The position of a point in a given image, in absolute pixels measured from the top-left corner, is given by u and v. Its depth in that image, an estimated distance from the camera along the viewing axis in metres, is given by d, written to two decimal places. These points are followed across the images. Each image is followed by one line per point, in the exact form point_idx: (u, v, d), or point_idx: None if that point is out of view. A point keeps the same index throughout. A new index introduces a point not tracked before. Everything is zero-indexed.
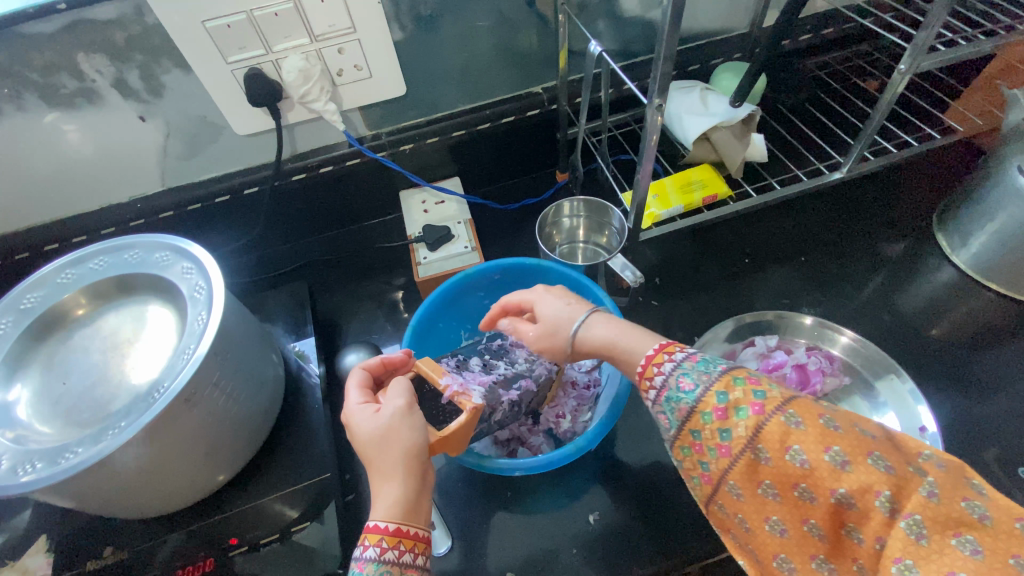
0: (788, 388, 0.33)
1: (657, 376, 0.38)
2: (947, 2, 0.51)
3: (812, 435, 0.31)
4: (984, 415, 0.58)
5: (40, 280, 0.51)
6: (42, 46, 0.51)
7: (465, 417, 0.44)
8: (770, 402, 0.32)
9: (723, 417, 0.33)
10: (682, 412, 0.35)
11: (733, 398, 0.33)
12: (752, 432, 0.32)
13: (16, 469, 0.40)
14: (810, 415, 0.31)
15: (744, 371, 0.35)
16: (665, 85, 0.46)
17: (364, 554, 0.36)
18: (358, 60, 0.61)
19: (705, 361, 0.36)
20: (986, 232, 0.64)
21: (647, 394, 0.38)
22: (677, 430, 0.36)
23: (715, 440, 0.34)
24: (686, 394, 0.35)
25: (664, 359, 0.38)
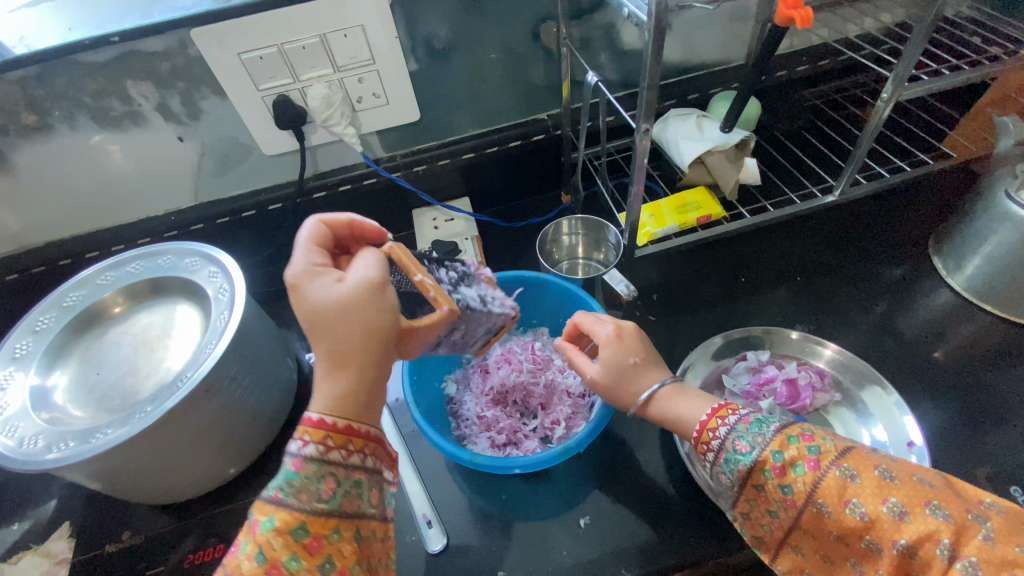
0: (842, 443, 0.40)
1: (713, 439, 0.43)
2: (920, 40, 0.55)
3: (867, 488, 0.37)
4: (979, 434, 0.59)
5: (82, 281, 0.56)
6: (96, 74, 0.58)
7: (439, 314, 0.41)
8: (825, 457, 0.39)
9: (782, 474, 0.39)
10: (741, 471, 0.41)
11: (789, 456, 0.40)
12: (811, 486, 0.38)
13: (50, 446, 0.44)
14: (865, 470, 0.37)
15: (796, 429, 0.41)
16: (651, 110, 0.50)
17: (300, 450, 0.37)
18: (377, 88, 0.67)
19: (758, 422, 0.43)
20: (981, 255, 0.66)
21: (706, 455, 0.44)
22: (740, 486, 0.42)
23: (779, 494, 0.40)
24: (743, 456, 0.41)
25: (717, 423, 0.44)
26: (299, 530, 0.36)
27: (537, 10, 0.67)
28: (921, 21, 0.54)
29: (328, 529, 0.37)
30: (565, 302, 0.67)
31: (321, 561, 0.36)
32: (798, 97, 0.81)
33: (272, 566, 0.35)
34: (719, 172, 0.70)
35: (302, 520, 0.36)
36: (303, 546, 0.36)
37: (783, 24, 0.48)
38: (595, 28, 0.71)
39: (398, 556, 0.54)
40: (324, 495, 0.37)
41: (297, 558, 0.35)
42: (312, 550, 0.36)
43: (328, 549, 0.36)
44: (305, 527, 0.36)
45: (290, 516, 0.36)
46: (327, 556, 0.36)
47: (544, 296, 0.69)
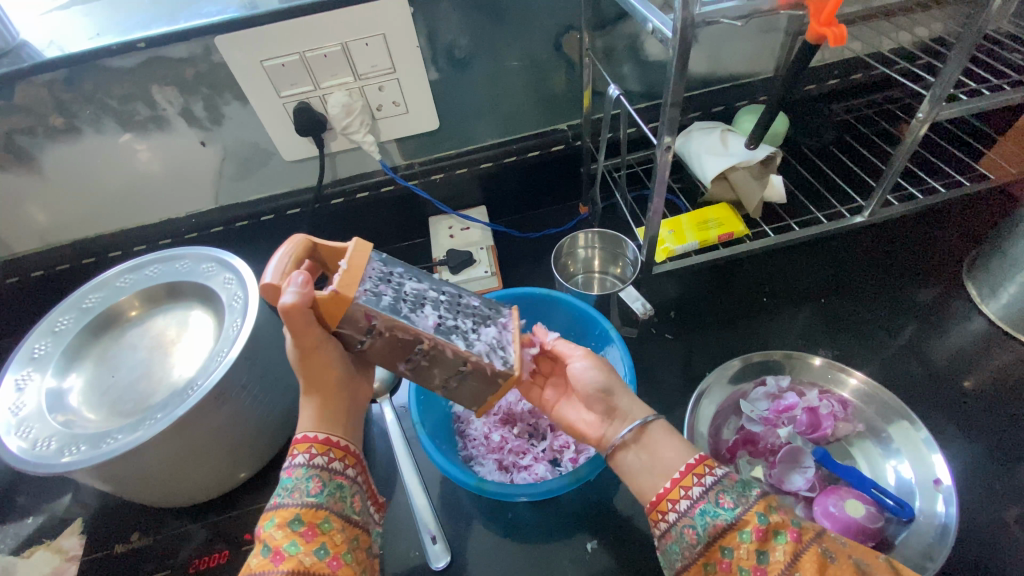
0: (816, 523, 0.38)
1: (689, 493, 0.39)
2: (962, 58, 0.53)
3: (845, 571, 0.35)
4: (1011, 473, 0.56)
5: (101, 283, 0.57)
6: (123, 79, 0.59)
7: (319, 297, 0.38)
8: (807, 532, 0.37)
9: (763, 540, 0.36)
10: (716, 528, 0.37)
11: (773, 522, 0.37)
12: (790, 557, 0.35)
13: (62, 450, 0.44)
14: (839, 552, 0.36)
15: (775, 500, 0.39)
16: (674, 126, 0.49)
17: (294, 461, 0.42)
18: (396, 97, 0.67)
19: (742, 483, 0.39)
20: (1018, 282, 0.63)
21: (670, 510, 0.40)
22: (706, 545, 0.37)
23: (751, 559, 0.36)
24: (725, 511, 0.38)
25: (697, 476, 0.40)
26: (294, 520, 0.38)
27: (561, 20, 0.66)
28: (962, 40, 0.52)
29: (320, 519, 0.39)
30: (578, 319, 0.66)
31: (316, 546, 0.37)
32: (828, 111, 0.79)
33: (274, 554, 0.36)
34: (743, 188, 0.68)
35: (296, 512, 0.39)
36: (301, 535, 0.38)
37: (816, 41, 0.46)
38: (619, 38, 0.70)
39: (400, 571, 0.54)
40: (313, 490, 0.40)
41: (296, 543, 0.37)
42: (308, 538, 0.38)
43: (322, 537, 0.38)
44: (300, 517, 0.38)
45: (286, 512, 0.39)
46: (321, 542, 0.38)
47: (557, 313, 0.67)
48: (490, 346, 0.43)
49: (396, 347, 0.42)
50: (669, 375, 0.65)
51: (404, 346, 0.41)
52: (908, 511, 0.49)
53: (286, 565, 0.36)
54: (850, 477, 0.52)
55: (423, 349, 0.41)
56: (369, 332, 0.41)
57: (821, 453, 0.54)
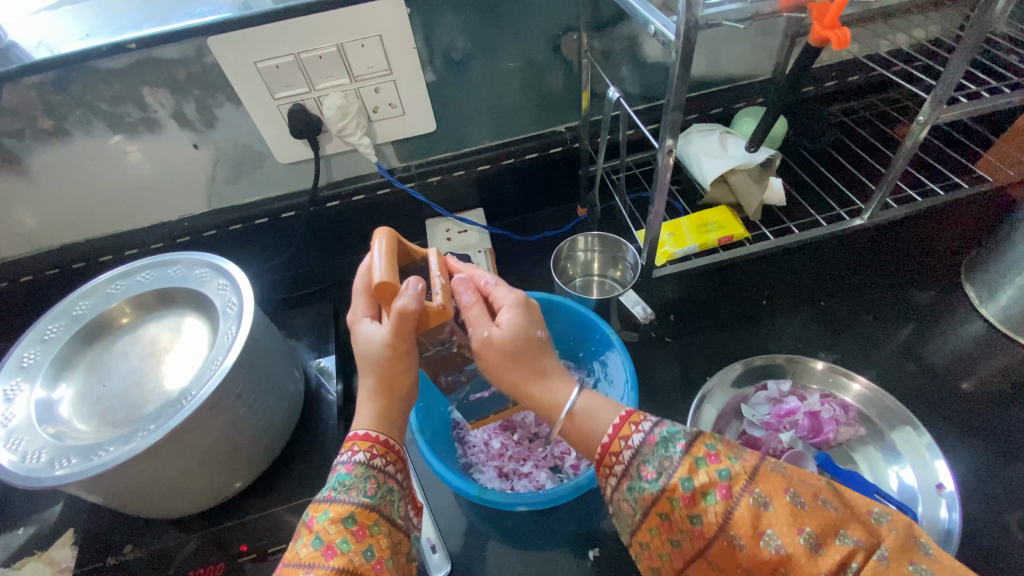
0: (752, 457, 0.34)
1: (617, 464, 0.37)
2: (964, 61, 0.53)
3: (782, 517, 0.32)
4: (1012, 477, 0.55)
5: (91, 290, 0.55)
6: (113, 80, 0.58)
7: (432, 307, 0.41)
8: (737, 482, 0.33)
9: (691, 505, 0.34)
10: (647, 501, 0.35)
11: (699, 483, 0.34)
12: (723, 517, 0.33)
13: (53, 463, 0.43)
14: (776, 495, 0.33)
15: (703, 446, 0.35)
16: (675, 129, 0.49)
17: (352, 458, 0.40)
18: (393, 98, 0.66)
19: (665, 440, 0.36)
20: (1017, 285, 0.63)
21: (609, 480, 0.37)
22: (644, 515, 0.35)
23: (687, 524, 0.34)
24: (650, 483, 0.35)
25: (621, 445, 0.37)
26: (348, 517, 0.36)
27: (559, 21, 0.65)
28: (964, 41, 0.52)
29: (371, 521, 0.37)
30: (578, 324, 0.65)
31: (365, 548, 0.36)
32: (826, 114, 0.79)
33: (326, 549, 0.35)
34: (743, 191, 0.68)
35: (351, 509, 0.37)
36: (352, 533, 0.36)
37: (818, 43, 0.46)
38: (617, 39, 0.69)
39: None
40: (369, 490, 0.38)
41: (347, 541, 0.36)
42: (357, 537, 0.36)
43: (371, 539, 0.37)
44: (354, 516, 0.37)
45: (341, 507, 0.37)
46: (370, 544, 0.36)
47: (556, 317, 0.66)
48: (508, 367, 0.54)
49: (451, 360, 0.47)
50: (669, 380, 0.65)
51: (459, 360, 0.48)
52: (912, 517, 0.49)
53: (336, 562, 0.34)
54: (852, 481, 0.52)
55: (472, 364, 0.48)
56: (445, 344, 0.45)
57: (823, 458, 0.53)
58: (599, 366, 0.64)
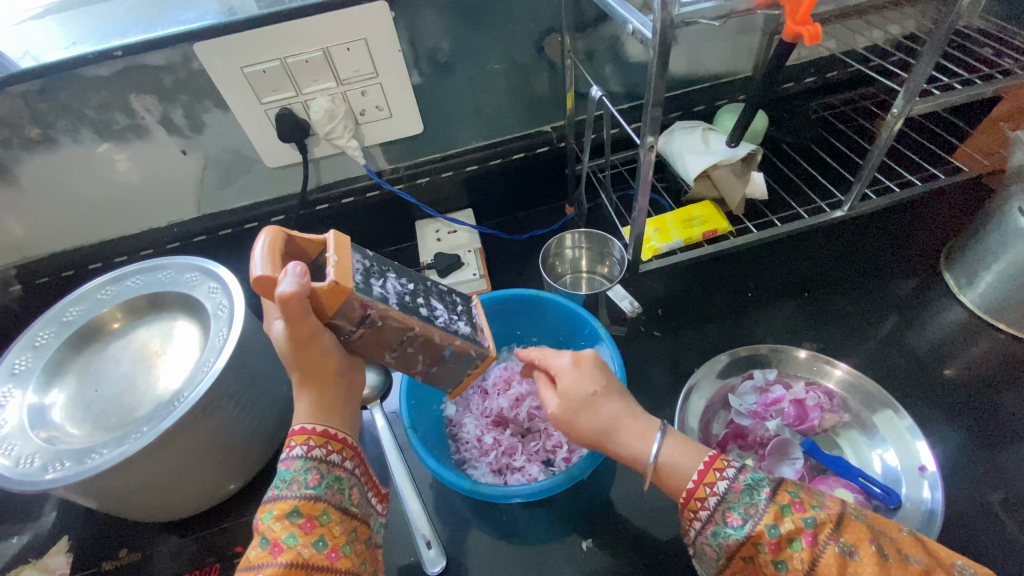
0: (838, 510, 0.37)
1: (702, 509, 0.39)
2: (934, 55, 0.55)
3: (868, 566, 0.35)
4: (993, 458, 0.57)
5: (81, 296, 0.56)
6: (99, 87, 0.58)
7: (319, 290, 0.37)
8: (822, 530, 0.36)
9: (777, 551, 0.36)
10: (732, 545, 0.38)
11: (785, 531, 0.37)
12: (809, 563, 0.35)
13: (45, 467, 0.44)
14: (862, 544, 0.36)
15: (788, 494, 0.38)
16: (657, 126, 0.50)
17: (291, 453, 0.41)
18: (379, 101, 0.67)
19: (750, 488, 0.39)
20: (993, 272, 0.64)
21: (692, 523, 0.40)
22: (729, 559, 0.39)
23: (771, 569, 0.37)
24: (735, 529, 0.38)
25: (706, 492, 0.39)
26: (292, 513, 0.38)
27: (542, 23, 0.66)
28: (934, 36, 0.53)
29: (318, 511, 0.39)
30: (567, 320, 0.66)
31: (315, 538, 0.38)
32: (805, 108, 0.80)
33: (274, 546, 0.37)
34: (725, 185, 0.69)
35: (294, 504, 0.39)
36: (299, 526, 0.38)
37: (792, 40, 0.47)
38: (600, 40, 0.70)
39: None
40: (311, 482, 0.40)
41: (294, 535, 0.37)
42: (306, 529, 0.38)
43: (320, 529, 0.38)
44: (298, 510, 0.38)
45: (284, 504, 0.39)
46: (320, 534, 0.38)
47: (545, 314, 0.67)
48: (471, 331, 0.46)
49: (388, 335, 0.42)
50: (658, 373, 0.66)
51: (392, 336, 0.43)
52: (895, 499, 0.50)
53: (284, 557, 0.36)
54: (837, 466, 0.53)
55: (413, 336, 0.42)
56: (408, 339, 0.43)
57: (809, 444, 0.54)
58: None
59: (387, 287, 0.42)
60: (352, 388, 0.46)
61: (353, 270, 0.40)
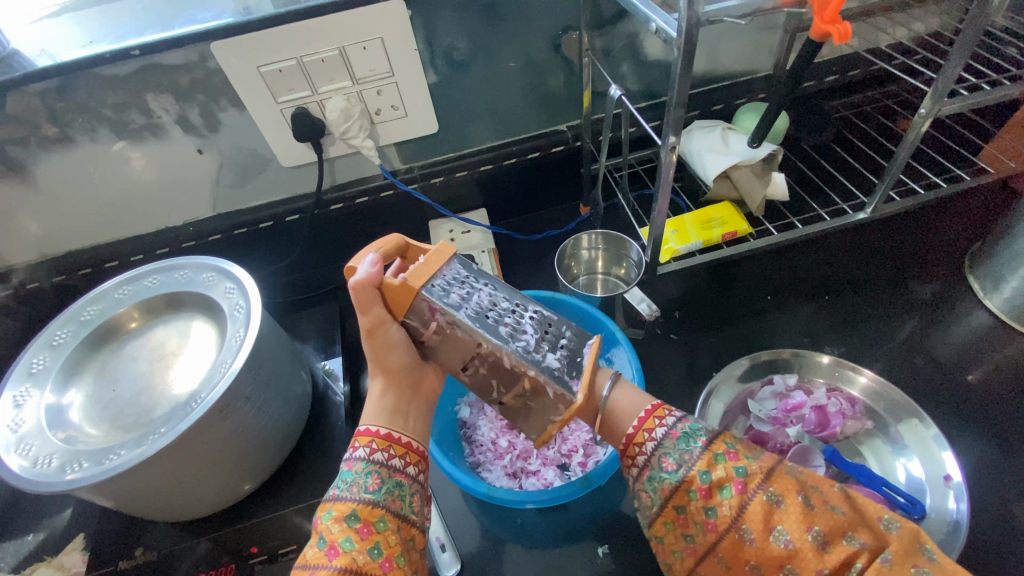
0: (769, 460, 0.37)
1: (640, 454, 0.40)
2: (964, 53, 0.53)
3: (792, 514, 0.35)
4: (1020, 467, 0.55)
5: (99, 295, 0.56)
6: (117, 86, 0.58)
7: (388, 284, 0.43)
8: (752, 479, 0.36)
9: (707, 496, 0.36)
10: (665, 491, 0.38)
11: (716, 477, 0.37)
12: (735, 511, 0.36)
13: (65, 467, 0.44)
14: (789, 494, 0.35)
15: (722, 445, 0.38)
16: (678, 127, 0.49)
17: (355, 454, 0.42)
18: (395, 100, 0.66)
19: (686, 436, 0.39)
20: (1020, 276, 0.63)
21: (632, 470, 0.41)
22: (660, 508, 0.38)
23: (701, 517, 0.37)
24: (670, 474, 0.38)
25: (644, 436, 0.41)
26: (350, 516, 0.38)
27: (559, 21, 0.65)
28: (963, 35, 0.52)
29: (376, 517, 0.38)
30: (582, 322, 0.65)
31: (371, 545, 0.37)
32: (827, 108, 0.79)
33: (330, 549, 0.36)
34: (746, 186, 0.67)
35: (353, 507, 0.38)
36: (356, 531, 0.37)
37: (819, 38, 0.46)
38: (617, 38, 0.69)
39: None
40: (370, 487, 0.40)
41: (350, 539, 0.37)
42: (362, 535, 0.37)
43: (376, 536, 0.38)
44: (356, 514, 0.38)
45: (343, 506, 0.39)
46: (376, 542, 0.37)
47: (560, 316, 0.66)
48: (557, 368, 0.42)
49: (461, 349, 0.43)
50: (675, 376, 0.65)
51: (462, 351, 0.43)
52: (920, 509, 0.49)
53: (339, 561, 0.36)
54: (861, 475, 0.52)
55: (483, 354, 0.42)
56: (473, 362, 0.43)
57: (830, 451, 0.53)
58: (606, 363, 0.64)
59: (476, 297, 0.43)
60: (416, 393, 0.48)
61: (436, 275, 0.44)
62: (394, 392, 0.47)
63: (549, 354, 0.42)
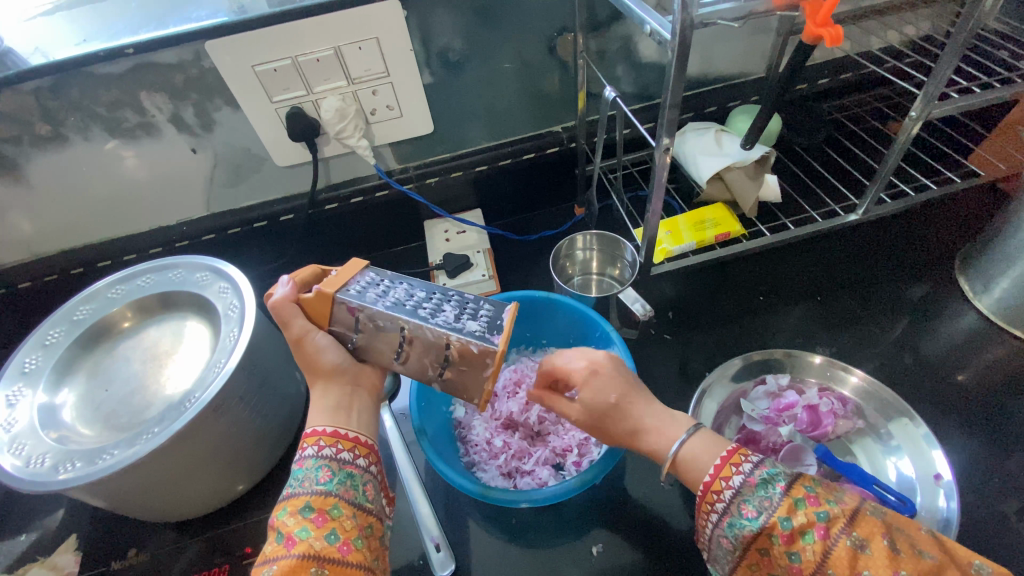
0: (852, 505, 0.37)
1: (718, 501, 0.39)
2: (953, 58, 0.54)
3: (880, 560, 0.34)
4: (1007, 466, 0.56)
5: (92, 294, 0.55)
6: (110, 85, 0.58)
7: (306, 298, 0.43)
8: (835, 524, 0.36)
9: (790, 543, 0.36)
10: (746, 537, 0.38)
11: (798, 523, 0.36)
12: (821, 556, 0.35)
13: (56, 467, 0.43)
14: (873, 539, 0.35)
15: (802, 488, 0.38)
16: (672, 129, 0.49)
17: (304, 453, 0.41)
18: (390, 101, 0.66)
19: (766, 481, 0.38)
20: (1010, 277, 0.63)
21: (709, 516, 0.40)
22: (742, 552, 0.38)
23: (785, 561, 0.36)
24: (750, 521, 0.37)
25: (722, 483, 0.39)
26: (305, 507, 0.38)
27: (555, 22, 0.66)
28: (953, 39, 0.53)
29: (330, 506, 0.39)
30: (576, 322, 0.65)
31: (327, 532, 0.37)
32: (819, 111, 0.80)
33: (287, 540, 0.37)
34: (738, 188, 0.68)
35: (306, 499, 0.39)
36: (311, 521, 0.38)
37: (812, 41, 0.46)
38: (612, 40, 0.70)
39: None
40: (322, 478, 0.40)
41: (307, 528, 0.37)
42: (318, 523, 0.38)
43: (332, 523, 0.38)
44: (310, 504, 0.38)
45: (297, 500, 0.39)
46: (332, 528, 0.38)
47: (555, 316, 0.66)
48: (478, 329, 0.42)
49: (389, 339, 0.43)
50: (668, 376, 0.66)
51: (388, 339, 0.43)
52: (910, 507, 0.50)
53: (298, 549, 0.36)
54: (851, 473, 0.52)
55: (409, 336, 0.42)
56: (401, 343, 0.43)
57: (823, 450, 0.54)
58: None
59: (393, 293, 0.44)
60: (358, 387, 0.46)
61: (350, 283, 0.44)
62: (335, 390, 0.44)
63: (471, 320, 0.43)
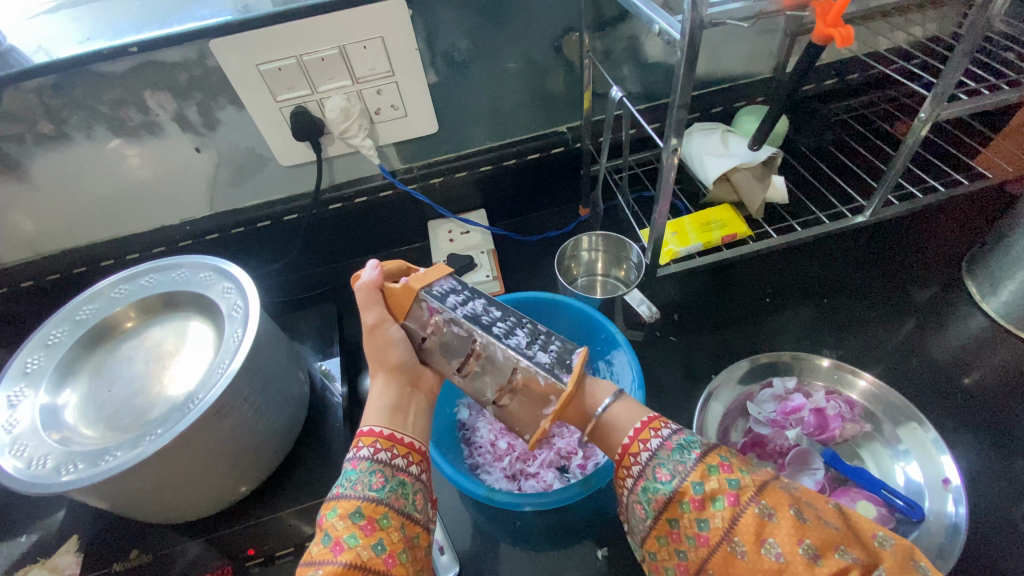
0: (760, 476, 0.37)
1: (634, 465, 0.40)
2: (963, 58, 0.53)
3: (784, 528, 0.34)
4: (1016, 471, 0.56)
5: (95, 294, 0.55)
6: (114, 83, 0.58)
7: (392, 288, 0.48)
8: (744, 492, 0.35)
9: (700, 508, 0.36)
10: (659, 502, 0.37)
11: (709, 488, 0.36)
12: (728, 523, 0.35)
13: (59, 468, 0.43)
14: (781, 508, 0.35)
15: (716, 457, 0.38)
16: (680, 129, 0.49)
17: (358, 454, 0.42)
18: (395, 100, 0.66)
19: (681, 447, 0.39)
20: (1018, 280, 0.63)
21: (626, 483, 0.40)
22: (654, 520, 0.38)
23: (694, 529, 0.36)
24: (662, 485, 0.38)
25: (639, 446, 0.40)
26: (355, 512, 0.37)
27: (560, 22, 0.65)
28: (963, 40, 0.52)
29: (380, 515, 0.38)
30: (581, 324, 0.65)
31: (375, 541, 0.36)
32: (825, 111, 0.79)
33: (335, 544, 0.36)
34: (746, 190, 0.68)
35: (357, 504, 0.38)
36: (360, 528, 0.37)
37: (822, 41, 0.46)
38: (618, 39, 0.69)
39: None
40: (374, 485, 0.39)
41: (356, 536, 0.36)
42: (367, 531, 0.37)
43: (380, 533, 0.37)
44: (360, 510, 0.38)
45: (348, 503, 0.38)
46: (380, 538, 0.37)
47: (559, 318, 0.66)
48: (547, 363, 0.43)
49: (456, 348, 0.46)
50: (673, 378, 0.65)
51: (458, 346, 0.46)
52: (918, 512, 0.49)
53: (345, 556, 0.35)
54: (859, 478, 0.52)
55: (478, 349, 0.45)
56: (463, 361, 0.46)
57: (829, 455, 0.54)
58: (604, 366, 0.64)
59: (473, 303, 0.47)
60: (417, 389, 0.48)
61: (433, 284, 0.48)
62: (394, 388, 0.46)
63: (539, 350, 0.44)
